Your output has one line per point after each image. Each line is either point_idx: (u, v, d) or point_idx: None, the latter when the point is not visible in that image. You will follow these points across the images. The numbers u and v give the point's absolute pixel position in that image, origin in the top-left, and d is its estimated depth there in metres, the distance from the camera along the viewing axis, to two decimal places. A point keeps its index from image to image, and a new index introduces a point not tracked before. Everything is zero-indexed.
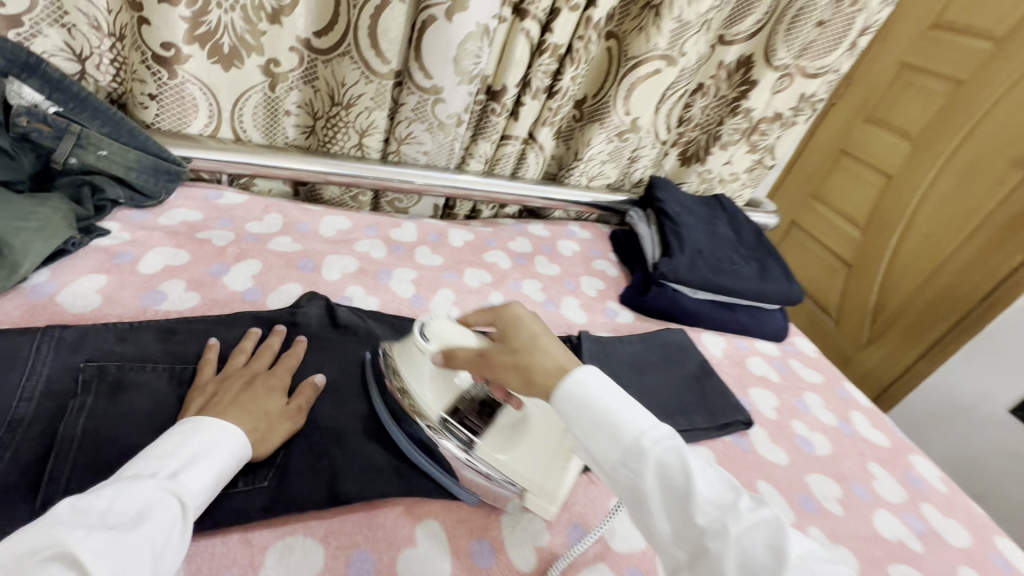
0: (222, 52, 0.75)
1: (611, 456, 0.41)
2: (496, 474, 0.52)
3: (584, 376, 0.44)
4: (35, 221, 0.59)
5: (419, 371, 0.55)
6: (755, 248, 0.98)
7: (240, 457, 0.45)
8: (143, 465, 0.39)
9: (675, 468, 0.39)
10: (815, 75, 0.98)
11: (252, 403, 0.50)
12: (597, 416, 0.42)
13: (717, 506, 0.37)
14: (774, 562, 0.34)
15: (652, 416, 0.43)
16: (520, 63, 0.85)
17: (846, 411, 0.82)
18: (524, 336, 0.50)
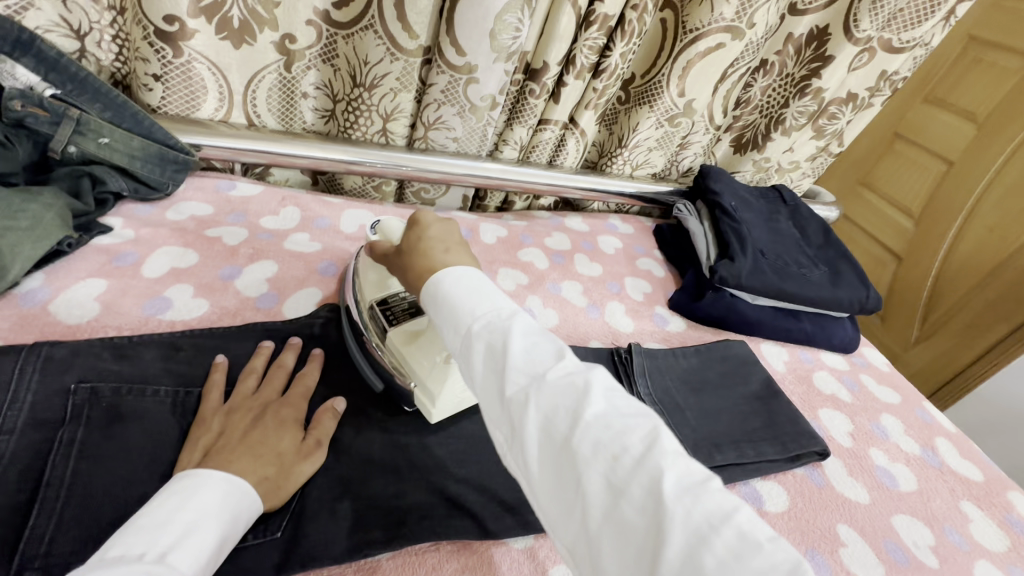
0: (232, 26, 0.67)
1: (454, 345, 0.39)
2: (394, 364, 0.52)
3: (446, 270, 0.41)
4: (25, 219, 0.52)
5: (366, 266, 0.57)
6: (823, 248, 0.87)
7: (245, 519, 0.39)
8: (130, 541, 0.33)
9: (499, 347, 0.36)
10: (900, 50, 0.86)
11: (262, 443, 0.44)
12: (445, 305, 0.39)
13: (529, 377, 0.35)
14: (571, 425, 0.33)
15: (494, 300, 0.39)
16: (565, 36, 0.74)
17: (930, 438, 0.72)
18: (415, 238, 0.47)
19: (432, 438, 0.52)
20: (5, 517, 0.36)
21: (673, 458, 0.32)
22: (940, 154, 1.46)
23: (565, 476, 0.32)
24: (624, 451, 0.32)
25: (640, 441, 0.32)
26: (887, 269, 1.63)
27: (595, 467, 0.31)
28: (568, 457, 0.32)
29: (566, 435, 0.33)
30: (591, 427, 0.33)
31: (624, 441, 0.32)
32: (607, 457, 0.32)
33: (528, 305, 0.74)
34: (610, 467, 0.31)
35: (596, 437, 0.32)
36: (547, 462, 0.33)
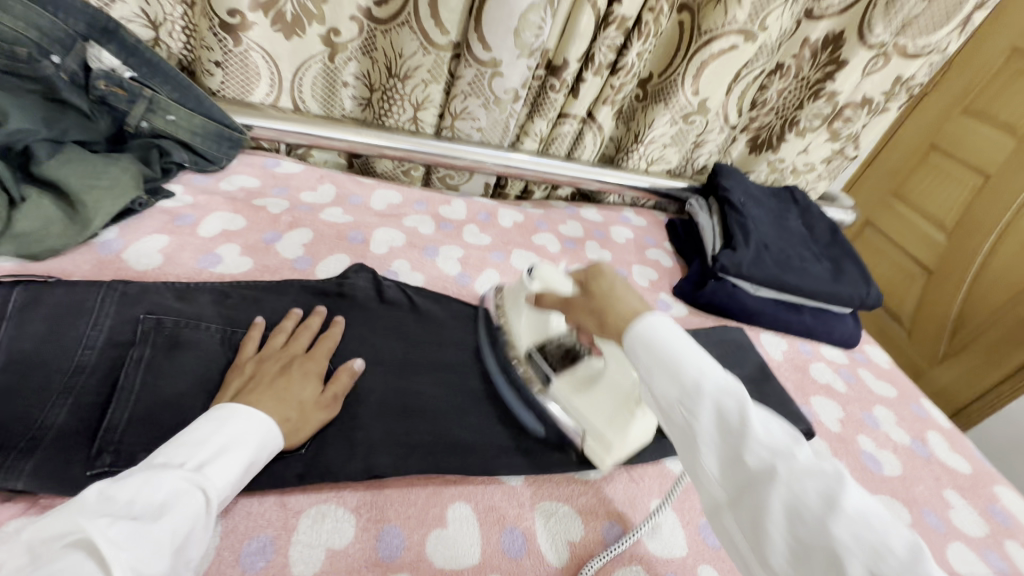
0: (285, 20, 0.75)
1: (671, 398, 0.39)
2: (563, 412, 0.57)
3: (656, 320, 0.41)
4: (106, 180, 0.62)
5: (518, 309, 0.62)
6: (830, 245, 0.90)
7: (270, 449, 0.44)
8: (173, 452, 0.40)
9: (734, 412, 0.37)
10: (915, 56, 0.88)
11: (288, 390, 0.49)
12: (663, 359, 0.39)
13: (772, 451, 0.35)
14: (825, 508, 0.33)
15: (718, 363, 0.40)
16: (584, 35, 0.80)
17: (922, 431, 0.74)
18: (604, 280, 0.47)
19: (442, 387, 0.58)
20: (87, 412, 0.44)
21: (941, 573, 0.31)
22: (977, 166, 1.44)
23: (814, 559, 0.32)
24: (888, 548, 0.31)
25: (904, 544, 0.32)
26: (915, 283, 1.61)
27: (858, 559, 0.31)
28: (824, 541, 0.32)
29: (820, 517, 0.33)
30: (852, 517, 0.32)
31: (888, 541, 0.32)
32: (870, 551, 0.31)
33: None
34: (873, 560, 0.31)
35: (857, 528, 0.32)
36: (790, 540, 0.33)
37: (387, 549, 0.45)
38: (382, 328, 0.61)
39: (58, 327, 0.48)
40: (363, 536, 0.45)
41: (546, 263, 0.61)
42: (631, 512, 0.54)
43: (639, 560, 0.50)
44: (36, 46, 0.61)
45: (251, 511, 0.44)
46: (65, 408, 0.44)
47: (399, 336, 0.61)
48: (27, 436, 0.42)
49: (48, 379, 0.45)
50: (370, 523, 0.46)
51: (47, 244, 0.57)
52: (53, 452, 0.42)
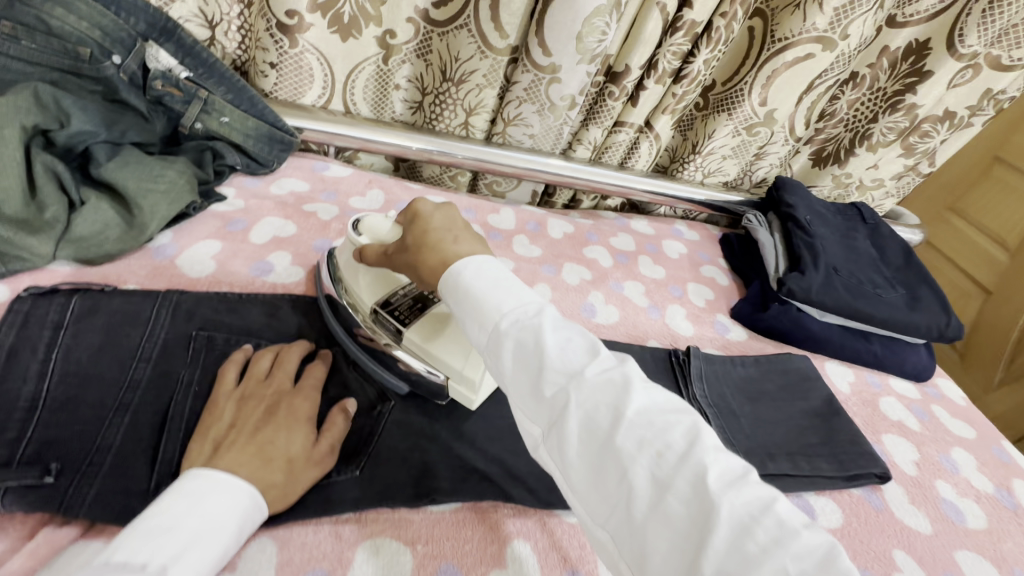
0: (342, 21, 0.73)
1: (479, 339, 0.39)
2: (421, 362, 0.51)
3: (465, 265, 0.42)
4: (163, 183, 0.61)
5: (351, 265, 0.56)
6: (902, 269, 0.84)
7: (249, 527, 0.39)
8: (135, 546, 0.33)
9: (530, 344, 0.37)
10: (1009, 68, 0.81)
11: (271, 446, 0.42)
12: (467, 300, 0.40)
13: (566, 374, 0.36)
14: (610, 423, 0.34)
15: (522, 295, 0.40)
16: (649, 42, 0.76)
17: (1006, 478, 0.68)
18: (419, 228, 0.47)
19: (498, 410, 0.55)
20: (143, 434, 0.43)
21: (714, 454, 0.33)
22: None
23: (607, 470, 0.34)
24: (666, 446, 0.33)
25: (681, 437, 0.34)
26: (971, 303, 1.53)
27: (641, 462, 0.32)
28: (609, 455, 0.34)
29: (607, 433, 0.34)
30: (633, 423, 0.34)
31: (666, 437, 0.33)
32: (651, 452, 0.33)
33: (590, 299, 0.76)
34: (655, 461, 0.33)
35: (639, 432, 0.34)
36: (587, 458, 0.34)
37: None
38: None
39: (114, 338, 0.47)
40: (420, 574, 0.43)
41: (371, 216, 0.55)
42: None
43: None
44: (98, 45, 0.60)
45: (305, 542, 0.42)
46: (121, 430, 0.42)
47: None
48: (85, 459, 0.40)
49: (104, 394, 0.44)
50: (427, 559, 0.44)
51: (104, 249, 0.57)
52: (110, 478, 0.40)
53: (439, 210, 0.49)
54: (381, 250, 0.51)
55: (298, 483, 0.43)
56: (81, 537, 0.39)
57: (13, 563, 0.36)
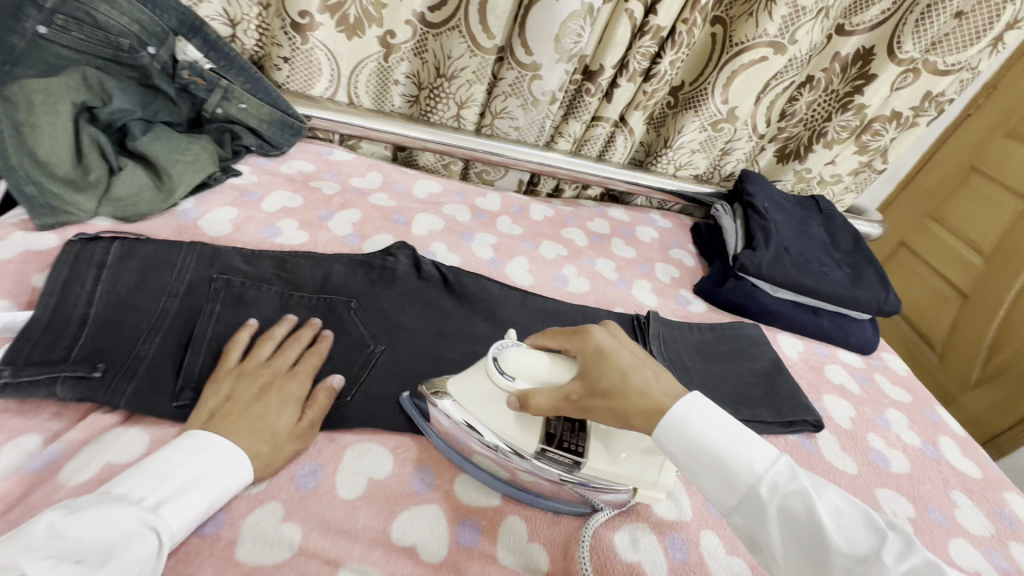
0: (348, 22, 0.83)
1: (731, 502, 0.41)
2: (608, 484, 0.50)
3: (691, 415, 0.43)
4: (189, 156, 0.71)
5: (491, 411, 0.49)
6: (851, 253, 0.92)
7: (237, 485, 0.44)
8: (137, 483, 0.39)
9: (800, 511, 0.38)
10: (945, 72, 0.90)
11: (262, 421, 0.47)
12: (708, 461, 0.41)
13: (855, 555, 0.37)
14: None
15: (769, 454, 0.41)
16: (620, 44, 0.85)
17: (934, 435, 0.76)
18: (609, 369, 0.45)
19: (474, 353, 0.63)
20: (172, 350, 0.51)
21: None
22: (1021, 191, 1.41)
23: None
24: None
25: None
26: (949, 307, 1.60)
27: None
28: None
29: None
30: None
31: None
32: None
33: (564, 271, 0.84)
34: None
35: None
36: None
37: (419, 485, 0.50)
38: (419, 300, 0.66)
39: (147, 276, 0.55)
40: (400, 472, 0.50)
41: (510, 350, 0.50)
42: None
43: (646, 518, 0.53)
44: (136, 38, 0.69)
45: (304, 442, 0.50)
46: (154, 345, 0.51)
47: (433, 308, 0.66)
48: (125, 365, 0.49)
49: (140, 318, 0.52)
50: (406, 461, 0.51)
51: (139, 209, 0.66)
52: (145, 380, 0.49)
53: (614, 339, 0.48)
54: (557, 394, 0.46)
55: (282, 455, 0.47)
56: (122, 423, 0.48)
57: (70, 434, 0.46)
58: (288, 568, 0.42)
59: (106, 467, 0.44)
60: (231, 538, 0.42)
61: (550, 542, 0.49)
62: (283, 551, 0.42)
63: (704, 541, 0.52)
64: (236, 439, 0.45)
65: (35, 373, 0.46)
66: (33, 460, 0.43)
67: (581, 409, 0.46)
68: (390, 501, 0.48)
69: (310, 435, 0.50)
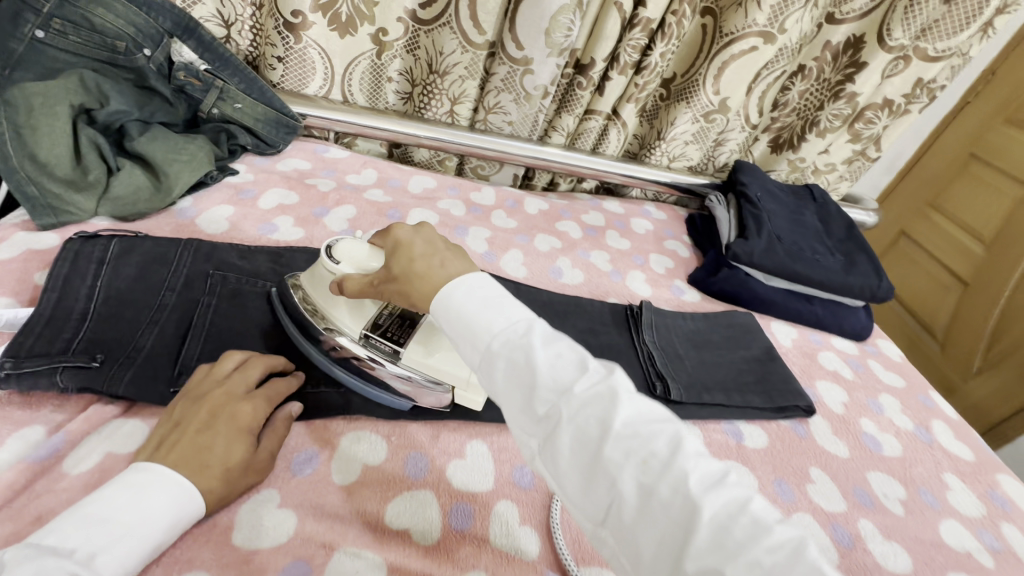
0: (340, 20, 0.84)
1: (472, 359, 0.38)
2: (417, 376, 0.52)
3: (456, 285, 0.39)
4: (185, 155, 0.72)
5: (325, 298, 0.54)
6: (844, 240, 0.92)
7: (182, 526, 0.40)
8: (70, 532, 0.35)
9: (521, 363, 0.35)
10: (936, 58, 0.90)
11: (208, 454, 0.43)
12: (460, 322, 0.38)
13: (556, 391, 0.35)
14: (598, 434, 0.33)
15: (516, 313, 0.37)
16: (611, 37, 0.86)
17: (926, 419, 0.77)
18: (404, 256, 0.44)
19: None
20: (170, 341, 0.52)
21: (695, 459, 0.32)
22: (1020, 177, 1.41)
23: (596, 479, 0.33)
24: (651, 453, 0.32)
25: (665, 445, 0.33)
26: (950, 295, 1.59)
27: (627, 470, 0.32)
28: (599, 466, 0.32)
29: (598, 446, 0.33)
30: (620, 435, 0.33)
31: (650, 445, 0.32)
32: (637, 460, 0.32)
33: (558, 263, 0.85)
34: (641, 470, 0.32)
35: (625, 443, 0.33)
36: (579, 465, 0.33)
37: (414, 472, 0.51)
38: None
39: (146, 271, 0.56)
40: (394, 458, 0.51)
41: (344, 242, 0.53)
42: None
43: None
44: (132, 40, 0.70)
45: (300, 431, 0.52)
46: (152, 337, 0.52)
47: None
48: (124, 356, 0.50)
49: (138, 312, 0.54)
50: (400, 449, 0.52)
51: (137, 207, 0.67)
52: (143, 369, 0.50)
53: (418, 230, 0.46)
54: (363, 280, 0.49)
55: (234, 489, 0.44)
56: (122, 414, 0.49)
57: (72, 425, 0.47)
58: (284, 552, 0.43)
59: (107, 457, 0.45)
60: (228, 524, 0.43)
61: (541, 525, 0.50)
62: (279, 536, 0.44)
63: None
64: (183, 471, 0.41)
65: (36, 364, 0.47)
66: (37, 450, 0.45)
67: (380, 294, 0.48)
68: (384, 487, 0.49)
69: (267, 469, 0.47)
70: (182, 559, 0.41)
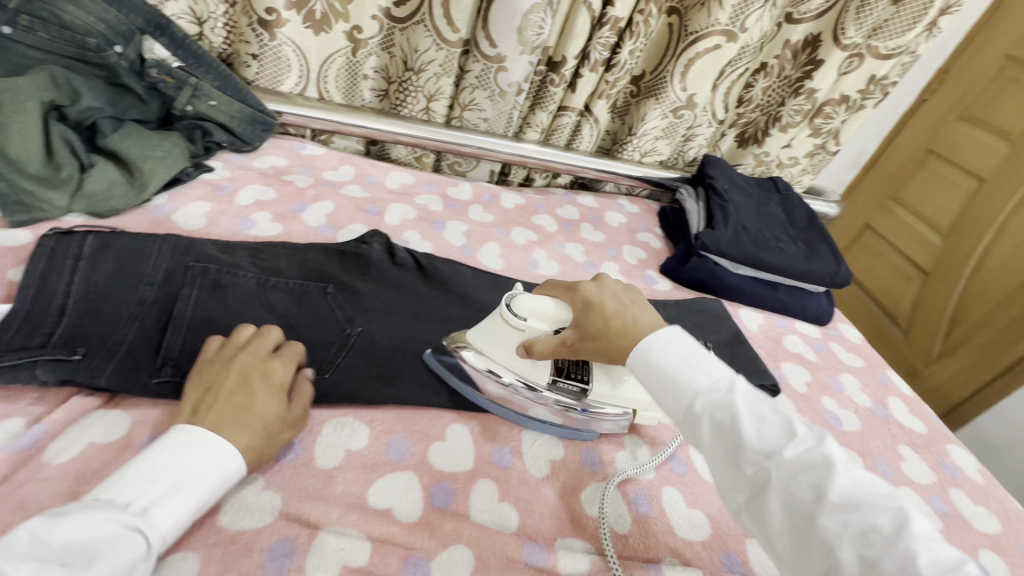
0: (315, 17, 0.85)
1: (675, 414, 0.45)
2: (609, 410, 0.59)
3: (654, 340, 0.47)
4: (160, 152, 0.73)
5: (505, 351, 0.58)
6: (806, 230, 0.97)
7: (230, 478, 0.43)
8: (126, 485, 0.38)
9: (726, 422, 0.41)
10: (887, 56, 0.95)
11: (249, 411, 0.46)
12: (663, 383, 0.45)
13: (763, 453, 0.39)
14: (811, 499, 0.37)
15: (714, 374, 0.44)
16: (581, 35, 0.89)
17: (883, 396, 0.81)
18: (597, 314, 0.52)
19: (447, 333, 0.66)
20: (150, 333, 0.53)
21: (925, 541, 0.34)
22: (972, 170, 1.49)
23: (811, 545, 0.36)
24: (874, 526, 0.35)
25: (889, 520, 0.35)
26: (912, 284, 1.66)
27: (846, 541, 0.35)
28: (812, 531, 0.36)
29: (811, 510, 0.36)
30: (836, 505, 0.36)
31: (872, 519, 0.35)
32: (856, 532, 0.35)
33: (534, 255, 0.87)
34: (861, 542, 0.34)
35: (843, 514, 0.36)
36: (793, 530, 0.37)
37: (395, 454, 0.52)
38: (394, 284, 0.69)
39: (124, 266, 0.57)
40: (376, 442, 0.53)
41: (518, 297, 0.58)
42: (607, 445, 0.60)
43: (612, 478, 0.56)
44: (103, 37, 0.71)
45: None
46: (133, 329, 0.52)
47: (407, 291, 0.69)
48: (105, 348, 0.50)
49: (118, 306, 0.54)
50: (381, 433, 0.54)
51: (111, 204, 0.67)
52: (125, 360, 0.50)
53: (599, 287, 0.54)
54: (554, 340, 0.54)
55: (274, 443, 0.47)
56: (102, 405, 0.50)
57: (52, 416, 0.47)
58: (270, 532, 0.44)
59: (89, 446, 0.46)
60: (213, 507, 0.44)
61: (520, 501, 0.52)
62: (263, 517, 0.45)
63: (665, 496, 0.56)
64: (222, 430, 0.43)
65: (14, 358, 0.47)
66: (17, 440, 0.45)
67: (574, 353, 0.53)
68: (367, 468, 0.50)
69: (297, 425, 0.50)
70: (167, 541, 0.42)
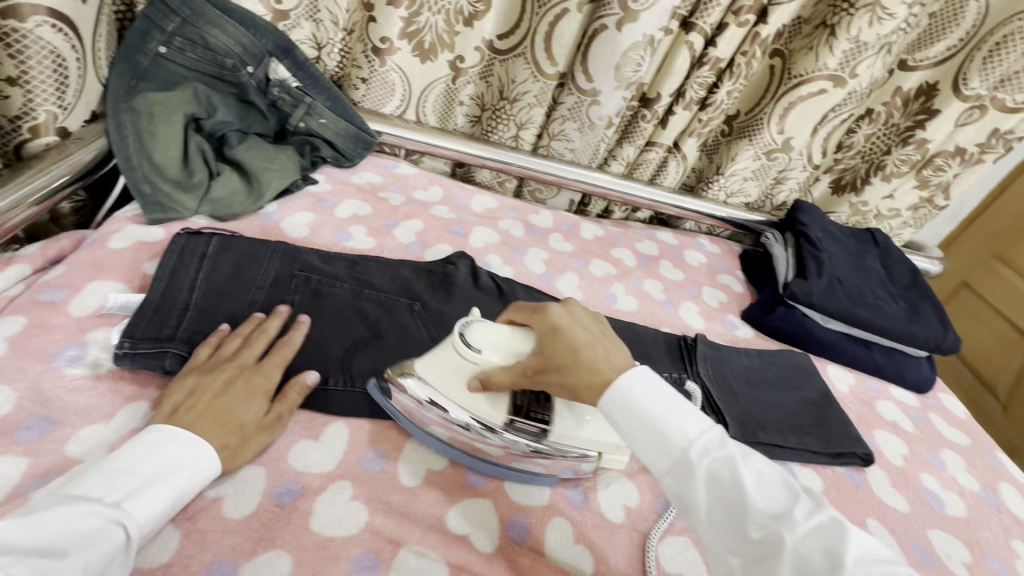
0: (423, 47, 0.89)
1: (662, 465, 0.42)
2: (570, 452, 0.53)
3: (630, 384, 0.44)
4: (277, 164, 0.79)
5: (456, 384, 0.52)
6: (907, 288, 0.91)
7: (203, 477, 0.44)
8: (95, 483, 0.39)
9: (725, 476, 0.40)
10: (1014, 110, 0.89)
11: (229, 414, 0.48)
12: (645, 425, 0.42)
13: (770, 515, 0.38)
14: (829, 568, 0.35)
15: (701, 421, 0.42)
16: (679, 73, 0.88)
17: (993, 481, 0.73)
18: (560, 344, 0.47)
19: None
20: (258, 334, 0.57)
21: None
22: None
23: None
24: None
25: None
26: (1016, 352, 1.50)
27: None
28: None
29: None
30: (856, 572, 0.34)
31: None
32: None
33: (613, 289, 0.86)
34: None
35: None
36: None
37: (473, 480, 0.53)
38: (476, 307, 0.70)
39: (240, 268, 0.61)
40: (456, 465, 0.54)
41: (475, 324, 0.52)
42: None
43: (688, 533, 0.54)
44: (239, 58, 0.77)
45: (371, 430, 0.54)
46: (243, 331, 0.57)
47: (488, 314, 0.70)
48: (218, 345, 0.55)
49: (232, 308, 0.59)
50: (461, 457, 0.54)
51: (231, 208, 0.73)
52: None
53: (567, 313, 0.50)
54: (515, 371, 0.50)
55: (249, 447, 0.48)
56: None
57: None
58: (355, 543, 0.45)
59: None
60: (307, 510, 0.47)
61: (595, 546, 0.51)
62: (351, 527, 0.46)
63: None
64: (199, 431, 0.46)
65: (147, 346, 0.52)
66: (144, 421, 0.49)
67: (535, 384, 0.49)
68: (447, 492, 0.51)
69: (277, 427, 0.51)
70: (268, 538, 0.44)
